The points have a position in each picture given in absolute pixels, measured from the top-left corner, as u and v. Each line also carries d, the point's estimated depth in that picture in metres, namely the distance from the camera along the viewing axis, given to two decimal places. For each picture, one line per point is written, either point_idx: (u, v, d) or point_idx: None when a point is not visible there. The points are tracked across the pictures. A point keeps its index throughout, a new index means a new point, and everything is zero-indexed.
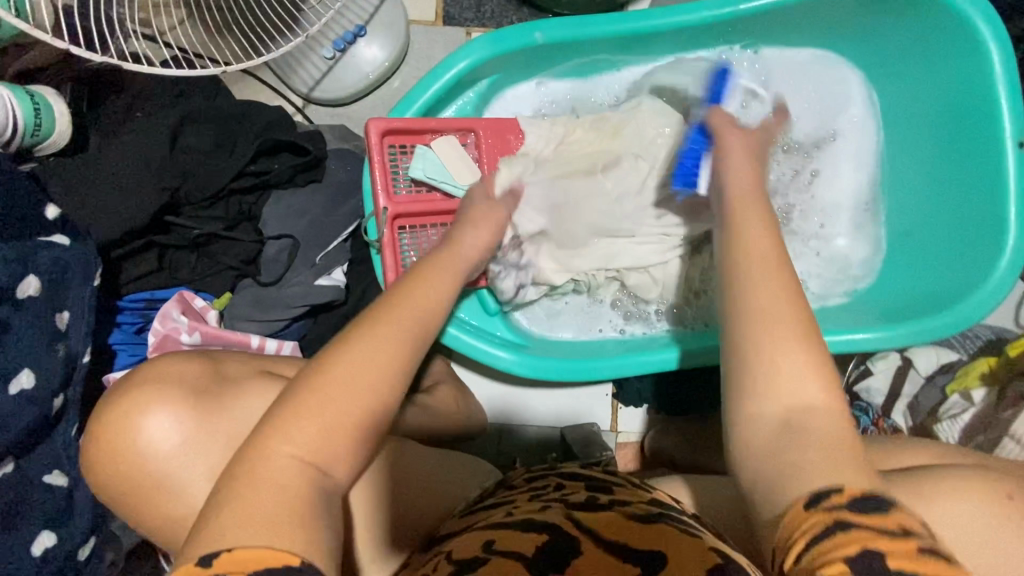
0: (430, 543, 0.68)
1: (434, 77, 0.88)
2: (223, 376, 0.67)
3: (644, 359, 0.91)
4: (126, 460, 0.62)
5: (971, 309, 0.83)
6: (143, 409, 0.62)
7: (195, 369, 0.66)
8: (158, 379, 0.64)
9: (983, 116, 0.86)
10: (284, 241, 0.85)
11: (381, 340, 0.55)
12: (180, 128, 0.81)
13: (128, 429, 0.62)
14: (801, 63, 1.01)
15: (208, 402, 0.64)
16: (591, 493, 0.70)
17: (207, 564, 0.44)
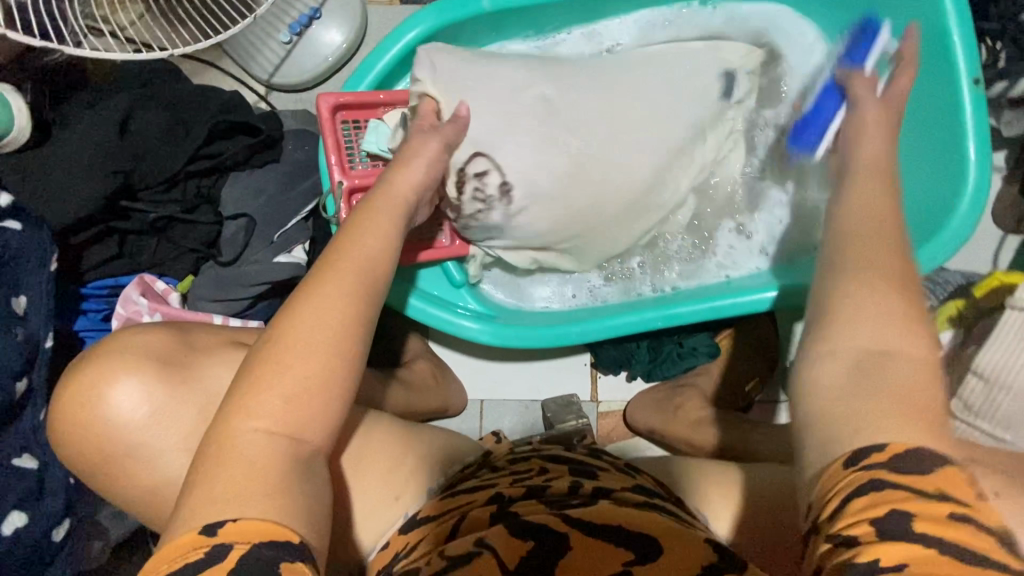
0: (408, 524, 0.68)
1: (387, 43, 0.89)
2: (193, 347, 0.67)
3: (614, 322, 0.91)
4: (94, 427, 0.61)
5: (937, 249, 0.83)
6: (105, 383, 0.61)
7: (160, 341, 0.65)
8: (123, 350, 0.63)
9: (936, 53, 0.86)
10: (241, 221, 0.85)
11: (328, 296, 0.53)
12: (131, 113, 0.81)
13: (95, 403, 0.61)
14: (757, 20, 1.01)
15: (175, 371, 0.63)
16: (576, 478, 0.71)
17: (213, 533, 0.44)
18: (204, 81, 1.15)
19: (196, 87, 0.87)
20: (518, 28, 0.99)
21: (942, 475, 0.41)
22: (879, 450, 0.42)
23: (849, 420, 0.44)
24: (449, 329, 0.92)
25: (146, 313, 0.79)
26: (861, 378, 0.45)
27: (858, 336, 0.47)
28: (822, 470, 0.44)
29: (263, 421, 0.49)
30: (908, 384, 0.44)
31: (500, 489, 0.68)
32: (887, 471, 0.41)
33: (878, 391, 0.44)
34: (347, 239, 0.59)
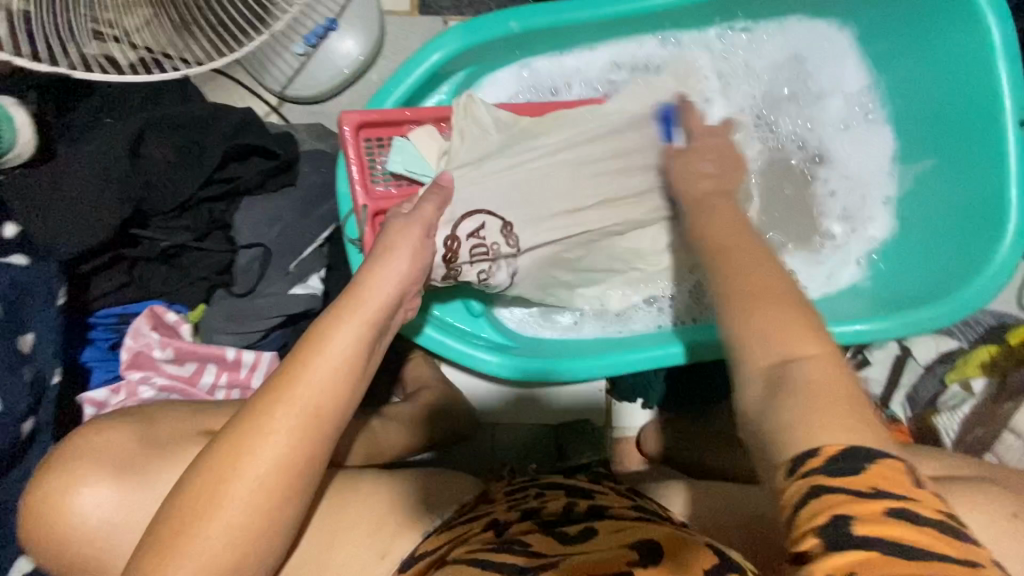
0: (408, 561, 0.66)
1: (409, 66, 0.86)
2: (155, 440, 0.64)
3: (638, 356, 0.89)
4: (61, 537, 0.60)
5: (972, 294, 0.81)
6: (64, 490, 0.60)
7: (119, 438, 0.64)
8: (82, 454, 0.62)
9: (982, 88, 0.83)
10: (255, 250, 0.82)
11: (276, 418, 0.49)
12: (141, 136, 0.77)
13: (59, 505, 0.60)
14: (790, 45, 0.98)
15: (130, 475, 0.62)
16: (571, 499, 0.71)
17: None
18: (215, 90, 1.11)
19: (209, 107, 0.83)
20: (545, 48, 0.95)
21: (884, 473, 0.37)
22: (815, 454, 0.38)
23: (781, 430, 0.41)
24: (467, 363, 0.89)
25: (157, 348, 0.78)
26: (771, 399, 0.43)
27: (769, 341, 0.45)
28: (778, 490, 0.40)
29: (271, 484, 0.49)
30: (822, 392, 0.42)
31: (496, 517, 0.69)
32: (826, 476, 0.37)
33: (796, 399, 0.42)
34: (318, 332, 0.53)
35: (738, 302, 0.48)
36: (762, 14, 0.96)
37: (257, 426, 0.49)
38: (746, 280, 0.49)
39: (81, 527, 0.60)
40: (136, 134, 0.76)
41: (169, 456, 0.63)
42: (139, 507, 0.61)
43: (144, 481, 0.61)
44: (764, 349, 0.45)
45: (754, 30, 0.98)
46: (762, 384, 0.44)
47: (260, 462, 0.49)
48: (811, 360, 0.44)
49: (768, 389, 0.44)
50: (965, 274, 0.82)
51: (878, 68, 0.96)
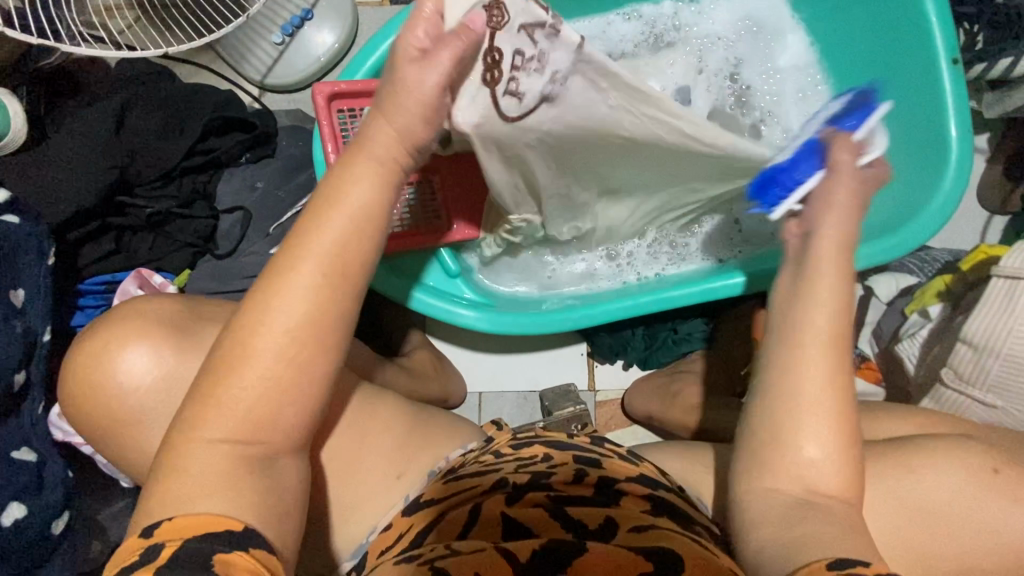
0: (413, 506, 0.70)
1: (377, 41, 0.91)
2: (201, 318, 0.62)
3: (611, 306, 0.92)
4: (97, 392, 0.57)
5: (921, 227, 0.85)
6: (117, 346, 0.57)
7: (170, 311, 0.61)
8: (133, 319, 0.59)
9: (917, 34, 0.89)
10: (236, 214, 0.87)
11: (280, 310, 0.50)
12: (126, 112, 0.82)
13: (102, 362, 0.57)
14: (737, 11, 1.04)
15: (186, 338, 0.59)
16: (582, 463, 0.73)
17: (150, 534, 0.45)
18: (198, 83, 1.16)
19: (190, 86, 0.88)
20: None
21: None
22: (862, 566, 0.46)
23: (808, 536, 0.49)
24: (447, 319, 0.92)
25: None
26: (794, 518, 0.51)
27: (809, 422, 0.53)
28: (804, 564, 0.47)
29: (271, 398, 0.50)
30: (847, 528, 0.50)
31: (506, 474, 0.70)
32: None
33: (821, 527, 0.50)
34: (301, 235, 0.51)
35: (782, 434, 0.53)
36: None
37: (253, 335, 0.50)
38: (808, 390, 0.53)
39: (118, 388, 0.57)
40: (121, 110, 0.81)
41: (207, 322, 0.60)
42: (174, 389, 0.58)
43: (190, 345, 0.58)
44: (768, 475, 0.53)
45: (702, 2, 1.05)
46: (789, 504, 0.52)
47: (265, 343, 0.49)
48: (826, 491, 0.52)
49: (801, 503, 0.52)
50: (916, 209, 0.86)
51: (818, 31, 1.02)
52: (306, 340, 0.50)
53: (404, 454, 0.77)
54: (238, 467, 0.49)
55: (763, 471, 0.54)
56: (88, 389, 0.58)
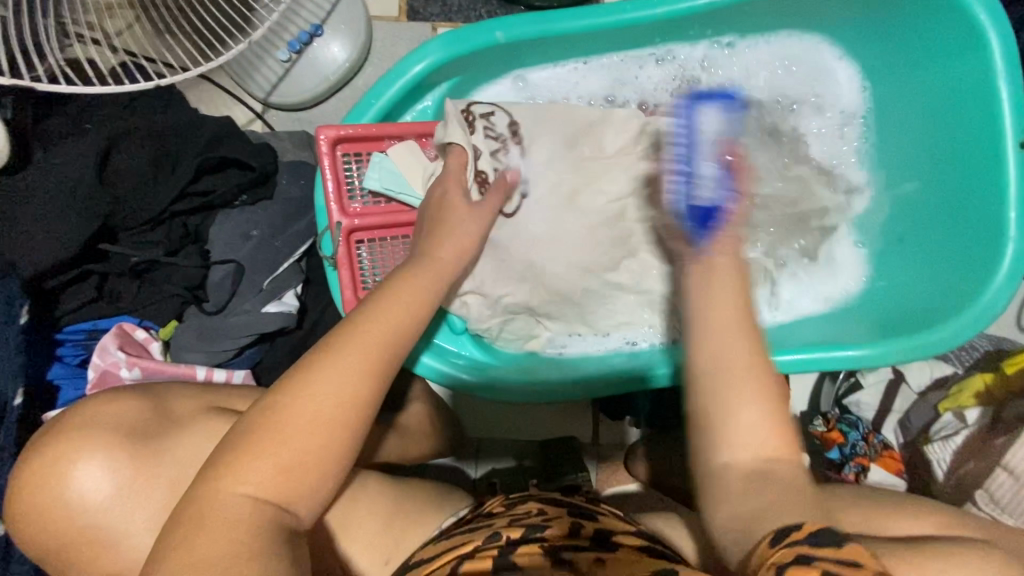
0: (404, 569, 0.68)
1: (390, 77, 0.84)
2: (170, 415, 0.61)
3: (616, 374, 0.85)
4: (55, 513, 0.55)
5: (965, 325, 0.78)
6: (71, 457, 0.56)
7: (134, 411, 0.60)
8: (91, 425, 0.58)
9: (983, 108, 0.80)
10: (227, 266, 0.80)
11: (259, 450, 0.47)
12: (110, 150, 0.75)
13: (56, 476, 0.55)
14: (785, 57, 0.95)
15: (145, 448, 0.57)
16: (575, 520, 0.70)
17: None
18: (197, 94, 1.08)
19: (184, 117, 0.81)
20: (533, 57, 0.93)
21: (855, 548, 0.41)
22: (797, 529, 0.43)
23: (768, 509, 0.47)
24: (446, 382, 0.87)
25: (124, 367, 0.75)
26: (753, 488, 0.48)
27: (754, 448, 0.50)
28: (755, 549, 0.44)
29: (275, 477, 0.47)
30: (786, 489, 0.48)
31: (497, 529, 0.67)
32: (807, 546, 0.42)
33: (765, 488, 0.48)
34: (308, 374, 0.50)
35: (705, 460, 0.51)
36: (757, 26, 0.93)
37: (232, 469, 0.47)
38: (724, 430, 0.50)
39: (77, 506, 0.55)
40: (105, 147, 0.74)
41: (182, 428, 0.60)
42: (135, 509, 0.56)
43: (153, 460, 0.57)
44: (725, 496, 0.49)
45: (746, 44, 0.95)
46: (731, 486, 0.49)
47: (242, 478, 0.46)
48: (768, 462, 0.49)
49: (750, 482, 0.49)
50: (880, 317, 0.88)
51: (886, 94, 0.92)
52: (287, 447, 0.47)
53: (391, 531, 0.73)
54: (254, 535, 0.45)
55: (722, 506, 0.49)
56: (46, 509, 0.56)
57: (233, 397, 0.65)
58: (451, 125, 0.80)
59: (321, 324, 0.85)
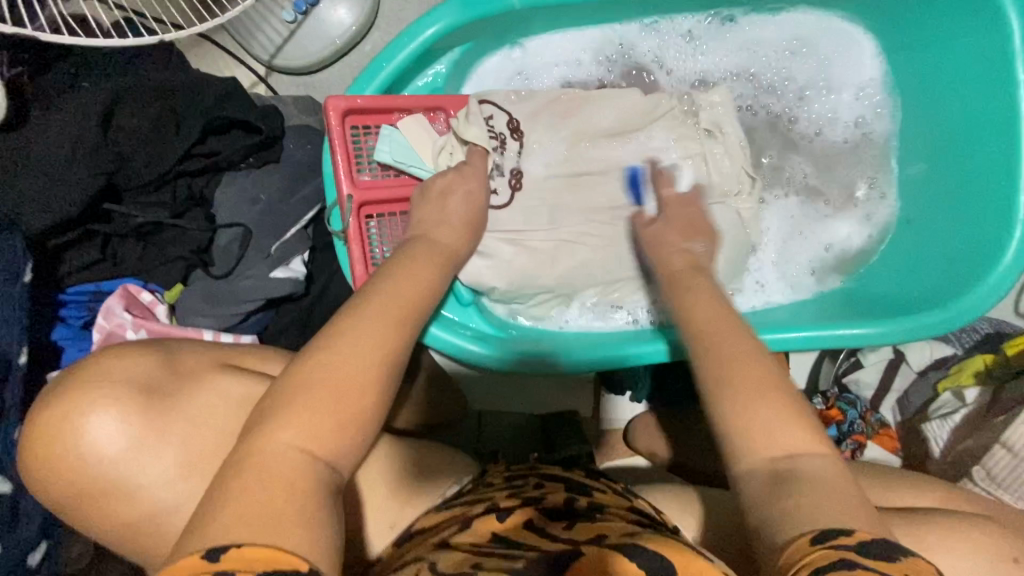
0: (404, 537, 0.68)
1: (401, 42, 0.82)
2: (180, 370, 0.61)
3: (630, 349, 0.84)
4: (66, 464, 0.54)
5: (970, 305, 0.79)
6: (83, 409, 0.54)
7: (146, 363, 0.59)
8: (104, 376, 0.57)
9: (1000, 88, 0.79)
10: (235, 229, 0.79)
11: (286, 413, 0.47)
12: (113, 107, 0.73)
13: (71, 424, 0.54)
14: (798, 32, 0.94)
15: (160, 402, 0.57)
16: (571, 494, 0.70)
17: (216, 558, 0.38)
18: (198, 55, 1.05)
19: (188, 75, 0.79)
20: (546, 25, 0.91)
21: (908, 566, 0.40)
22: (846, 534, 0.41)
23: (804, 504, 0.44)
24: (453, 354, 0.86)
25: (130, 329, 0.74)
26: (777, 487, 0.46)
27: (772, 437, 0.49)
28: (783, 549, 0.42)
29: (320, 426, 0.48)
30: (825, 486, 0.46)
31: (496, 500, 0.68)
32: (856, 554, 0.40)
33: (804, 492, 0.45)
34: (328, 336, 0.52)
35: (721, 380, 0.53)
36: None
37: (261, 430, 0.47)
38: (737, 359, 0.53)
39: (89, 460, 0.54)
40: (108, 103, 0.72)
41: (199, 385, 0.60)
42: (150, 462, 0.55)
43: (172, 413, 0.57)
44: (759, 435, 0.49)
45: (761, 18, 0.94)
46: (766, 476, 0.47)
47: (271, 445, 0.46)
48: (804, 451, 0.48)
49: (774, 481, 0.47)
50: (876, 295, 0.90)
51: (905, 71, 0.91)
52: (304, 410, 0.47)
53: (401, 497, 0.74)
54: (281, 489, 0.44)
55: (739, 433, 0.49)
56: (58, 463, 0.54)
57: (244, 356, 0.66)
58: (472, 119, 0.81)
59: (328, 292, 0.84)
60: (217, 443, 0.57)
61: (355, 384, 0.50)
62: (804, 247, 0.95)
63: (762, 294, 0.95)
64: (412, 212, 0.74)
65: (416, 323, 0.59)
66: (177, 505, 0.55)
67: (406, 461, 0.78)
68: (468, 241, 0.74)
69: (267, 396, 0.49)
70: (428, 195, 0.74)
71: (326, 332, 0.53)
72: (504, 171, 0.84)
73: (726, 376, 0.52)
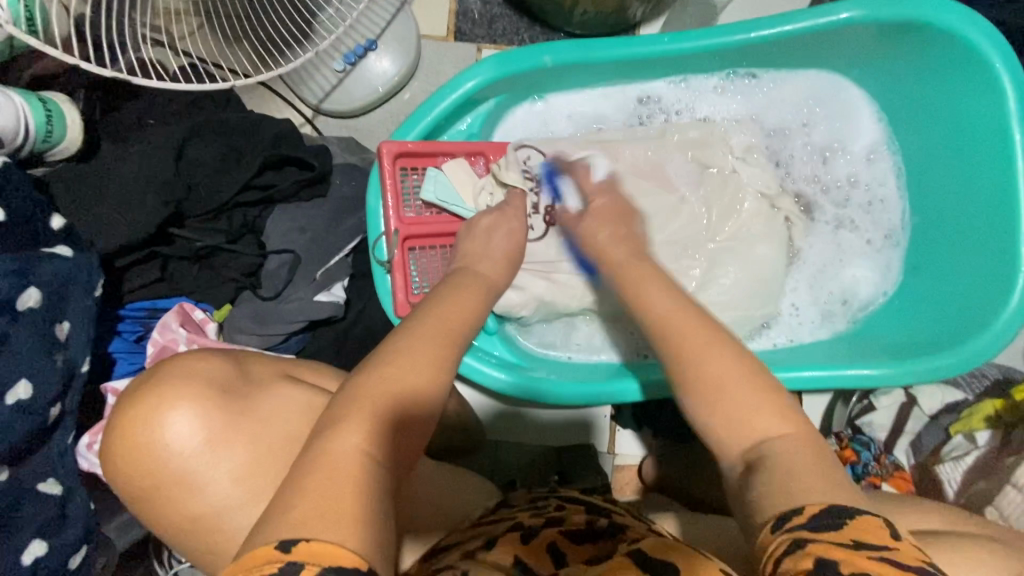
0: (432, 552, 0.71)
1: (444, 93, 0.90)
2: (250, 376, 0.66)
3: (589, 390, 0.89)
4: (147, 454, 0.60)
5: (980, 347, 0.82)
6: (163, 405, 0.60)
7: (221, 366, 0.65)
8: (185, 375, 0.62)
9: (994, 147, 0.87)
10: (284, 255, 0.85)
11: (357, 421, 0.52)
12: (186, 143, 0.81)
13: (152, 421, 0.60)
14: (807, 92, 1.02)
15: (234, 402, 0.63)
16: (592, 515, 0.72)
17: (288, 548, 0.42)
18: (253, 99, 1.15)
19: (251, 117, 0.87)
20: (574, 81, 0.99)
21: (860, 526, 0.43)
22: (799, 513, 0.45)
23: (774, 490, 0.47)
24: (478, 381, 0.90)
25: (182, 343, 0.79)
26: (750, 477, 0.50)
27: (746, 430, 0.52)
28: (759, 532, 0.46)
29: (381, 433, 0.52)
30: (800, 468, 0.49)
31: (519, 519, 0.71)
32: (809, 529, 0.43)
33: (771, 477, 0.48)
34: (392, 358, 0.58)
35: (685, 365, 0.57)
36: (782, 64, 0.99)
37: (331, 436, 0.52)
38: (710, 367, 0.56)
39: (167, 450, 0.60)
40: (182, 140, 0.80)
41: (262, 391, 0.65)
42: (221, 457, 0.61)
43: (240, 414, 0.63)
44: (729, 431, 0.53)
45: (774, 81, 1.01)
46: (743, 467, 0.51)
47: (339, 451, 0.50)
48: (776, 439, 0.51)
49: (747, 472, 0.51)
50: (889, 337, 0.94)
51: (907, 129, 0.98)
52: (366, 423, 0.52)
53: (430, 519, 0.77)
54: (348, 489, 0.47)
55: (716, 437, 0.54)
56: (139, 449, 0.60)
57: (304, 365, 0.71)
58: (511, 167, 0.89)
59: (365, 316, 0.90)
60: (282, 447, 0.62)
61: (408, 397, 0.55)
62: (822, 287, 1.00)
63: (781, 333, 0.99)
64: (459, 246, 0.80)
65: (452, 347, 0.62)
66: (236, 504, 0.60)
67: (430, 482, 0.81)
68: (509, 277, 0.80)
69: (339, 400, 0.55)
70: (469, 231, 0.81)
71: (383, 352, 0.59)
72: (539, 210, 0.92)
73: (706, 402, 0.55)
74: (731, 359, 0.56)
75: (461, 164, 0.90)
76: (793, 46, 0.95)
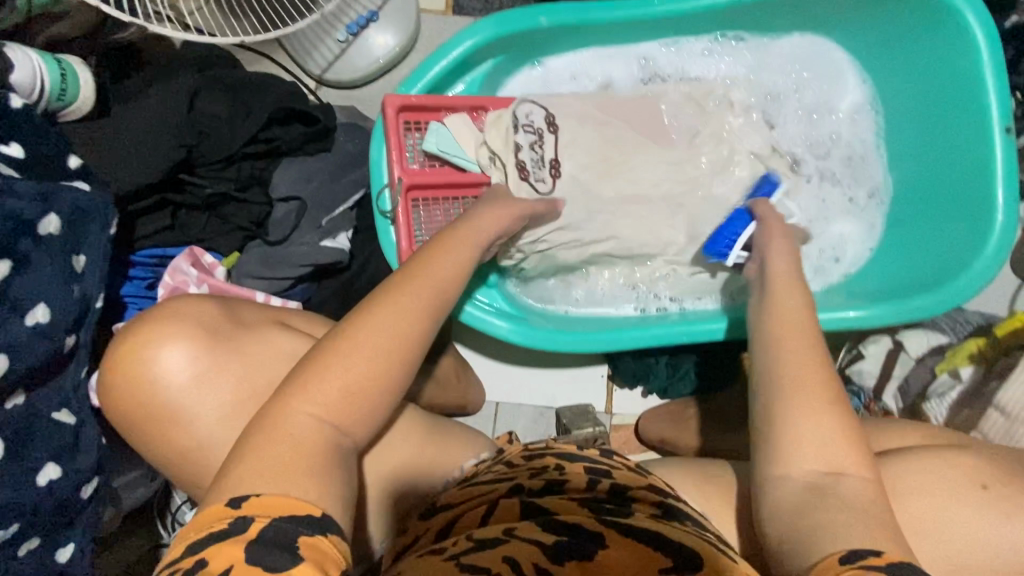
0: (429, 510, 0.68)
1: (444, 51, 0.93)
2: (239, 320, 0.68)
3: (661, 331, 0.93)
4: (141, 389, 0.63)
5: (964, 285, 0.86)
6: (156, 342, 0.63)
7: (209, 311, 0.67)
8: (174, 316, 0.65)
9: (970, 98, 0.91)
10: (292, 203, 0.88)
11: (363, 335, 0.55)
12: (196, 94, 0.84)
13: (146, 357, 0.63)
14: (793, 54, 1.06)
15: (223, 342, 0.65)
16: (595, 477, 0.66)
17: (237, 505, 0.46)
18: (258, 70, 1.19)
19: (258, 75, 0.91)
20: (569, 44, 1.03)
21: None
22: (875, 555, 0.48)
23: (828, 529, 0.51)
24: (479, 328, 0.93)
25: (192, 284, 0.83)
26: (814, 500, 0.53)
27: (817, 458, 0.55)
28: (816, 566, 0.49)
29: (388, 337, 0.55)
30: (861, 513, 0.52)
31: (518, 480, 0.66)
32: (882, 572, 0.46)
33: (832, 512, 0.52)
34: (401, 280, 0.61)
35: (779, 394, 0.58)
36: (767, 27, 1.04)
37: (338, 348, 0.55)
38: (794, 373, 0.59)
39: (158, 385, 0.63)
40: (192, 91, 0.83)
41: (250, 335, 0.67)
42: (211, 391, 0.64)
43: (228, 354, 0.65)
44: (784, 458, 0.56)
45: (760, 44, 1.06)
46: (803, 489, 0.54)
47: (348, 361, 0.54)
48: (848, 476, 0.54)
49: (807, 496, 0.54)
50: (877, 285, 0.97)
51: (888, 88, 1.03)
52: (364, 343, 0.55)
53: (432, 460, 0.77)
54: None
55: (773, 457, 0.57)
56: (133, 383, 0.63)
57: (295, 318, 0.74)
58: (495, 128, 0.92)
59: (369, 266, 0.93)
60: (268, 387, 0.65)
61: (413, 308, 0.58)
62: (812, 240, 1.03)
63: None
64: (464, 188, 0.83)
65: (457, 266, 0.66)
66: (225, 439, 0.64)
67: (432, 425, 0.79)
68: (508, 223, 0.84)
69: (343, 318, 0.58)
70: None
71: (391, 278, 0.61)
72: (545, 162, 0.93)
73: (787, 431, 0.56)
74: (814, 366, 0.59)
75: (461, 118, 0.93)
76: (777, 7, 0.99)
